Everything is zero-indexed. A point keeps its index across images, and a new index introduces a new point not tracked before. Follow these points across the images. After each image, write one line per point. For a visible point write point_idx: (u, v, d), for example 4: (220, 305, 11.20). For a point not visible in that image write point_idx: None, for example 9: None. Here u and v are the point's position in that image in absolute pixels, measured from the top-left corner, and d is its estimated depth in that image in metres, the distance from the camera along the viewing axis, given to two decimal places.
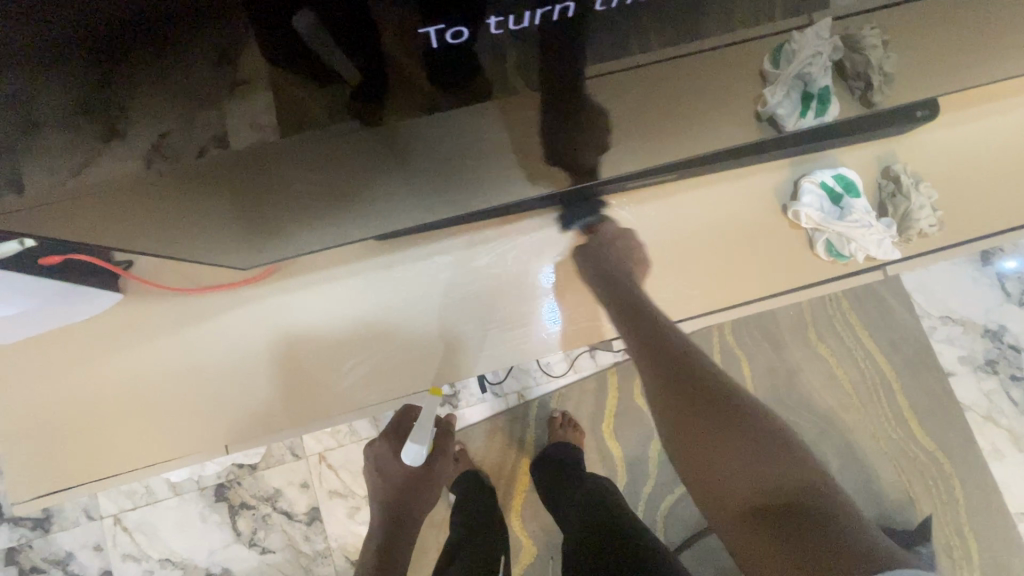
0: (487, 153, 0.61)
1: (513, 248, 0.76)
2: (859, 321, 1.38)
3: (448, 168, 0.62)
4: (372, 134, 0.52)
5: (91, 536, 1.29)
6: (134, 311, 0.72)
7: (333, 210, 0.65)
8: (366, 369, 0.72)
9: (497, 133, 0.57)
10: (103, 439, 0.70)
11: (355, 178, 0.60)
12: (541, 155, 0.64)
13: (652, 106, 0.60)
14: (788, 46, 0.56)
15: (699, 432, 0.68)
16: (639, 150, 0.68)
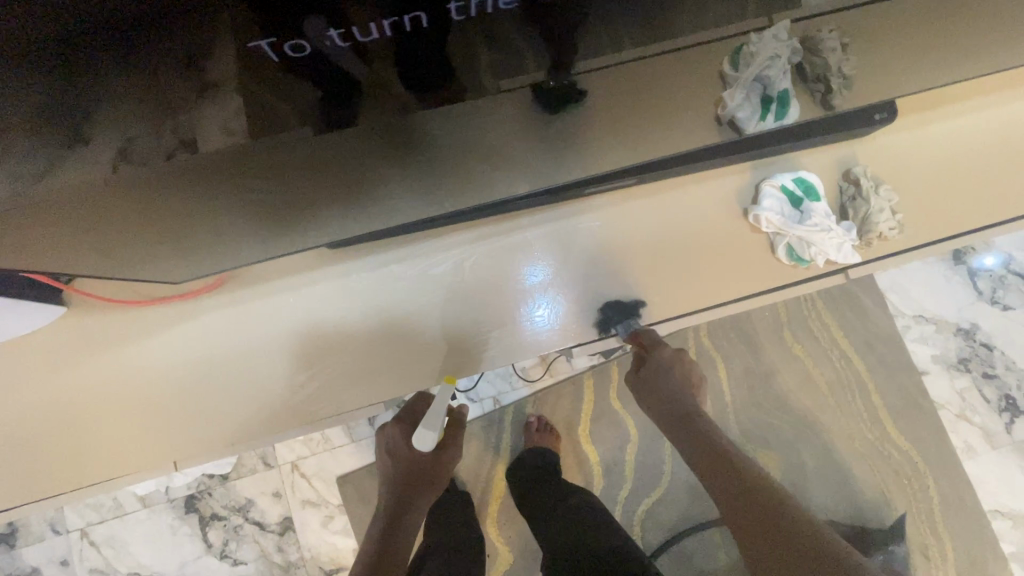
0: (470, 150, 0.59)
1: (474, 254, 0.73)
2: (834, 321, 1.38)
3: (418, 170, 0.61)
4: (347, 133, 0.50)
5: (58, 550, 1.26)
6: (80, 325, 0.69)
7: (308, 211, 0.63)
8: (325, 380, 0.70)
9: (461, 135, 0.56)
10: (50, 457, 0.67)
11: (331, 177, 0.57)
12: (508, 155, 0.63)
13: (618, 106, 0.60)
14: (746, 48, 0.55)
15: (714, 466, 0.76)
16: (605, 152, 0.66)
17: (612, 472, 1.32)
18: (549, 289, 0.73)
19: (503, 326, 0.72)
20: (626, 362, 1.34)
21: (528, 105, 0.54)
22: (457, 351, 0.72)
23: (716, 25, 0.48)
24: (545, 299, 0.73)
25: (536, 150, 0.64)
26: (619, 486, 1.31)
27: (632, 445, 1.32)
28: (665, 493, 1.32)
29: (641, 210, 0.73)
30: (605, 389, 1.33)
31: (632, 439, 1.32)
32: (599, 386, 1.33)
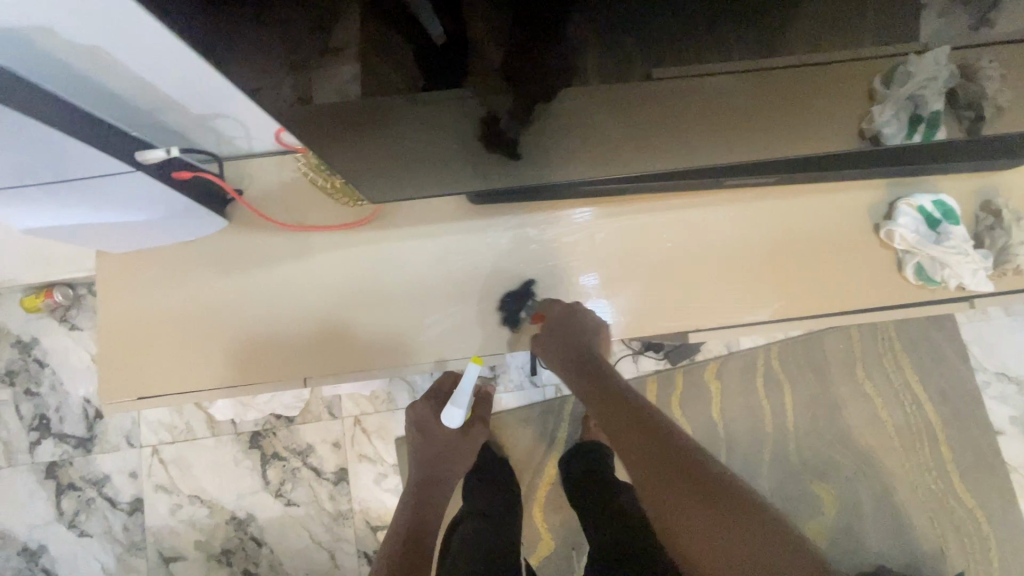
0: (579, 132, 0.60)
1: (604, 230, 0.74)
2: (911, 365, 1.35)
3: (501, 139, 0.59)
4: (458, 103, 0.51)
5: (130, 462, 1.33)
6: (228, 241, 0.73)
7: (422, 169, 0.65)
8: (443, 323, 0.74)
9: (548, 118, 0.56)
10: (181, 357, 0.72)
11: (446, 139, 0.59)
12: (616, 148, 0.64)
13: (717, 117, 0.59)
14: (902, 70, 0.54)
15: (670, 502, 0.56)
16: (708, 155, 0.67)
17: None
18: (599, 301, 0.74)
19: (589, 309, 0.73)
20: (692, 373, 1.35)
21: (634, 94, 0.52)
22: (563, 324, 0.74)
23: (861, 42, 0.47)
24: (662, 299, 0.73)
25: (675, 144, 0.64)
26: None
27: None
28: None
29: (771, 211, 0.74)
30: (667, 395, 1.34)
31: None
32: (662, 392, 1.34)
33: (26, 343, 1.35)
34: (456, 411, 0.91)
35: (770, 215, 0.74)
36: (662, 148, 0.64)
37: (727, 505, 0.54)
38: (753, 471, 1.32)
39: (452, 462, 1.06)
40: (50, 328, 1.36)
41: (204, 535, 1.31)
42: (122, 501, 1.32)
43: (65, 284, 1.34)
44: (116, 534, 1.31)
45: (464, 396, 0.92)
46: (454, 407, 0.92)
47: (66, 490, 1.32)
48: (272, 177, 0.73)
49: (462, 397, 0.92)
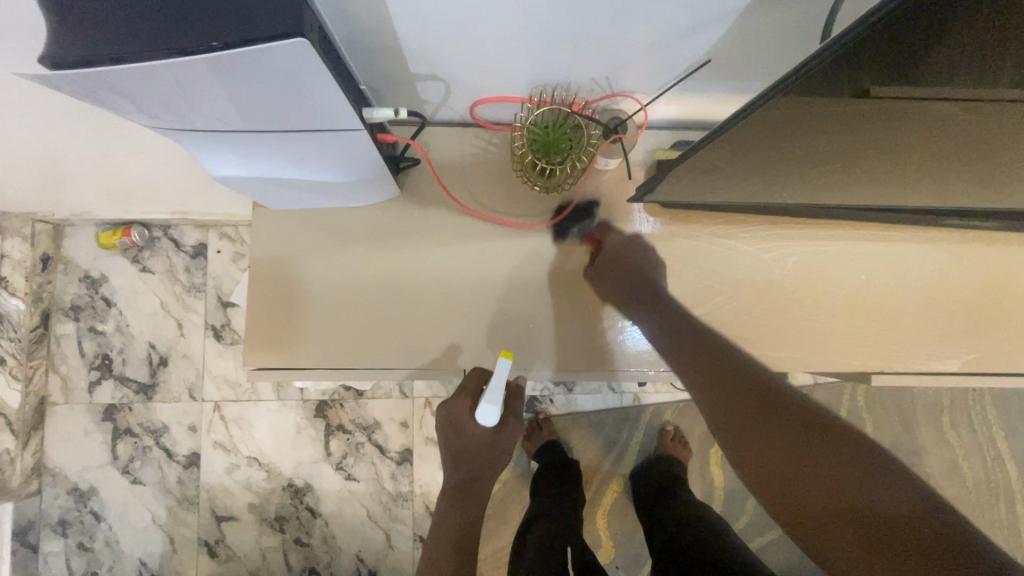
0: (881, 164, 0.53)
1: (797, 254, 0.69)
2: (997, 421, 1.32)
3: (762, 170, 0.56)
4: (776, 131, 0.47)
5: (189, 415, 1.29)
6: (392, 213, 0.68)
7: (700, 183, 0.60)
8: (603, 331, 0.70)
9: (859, 147, 0.49)
10: (329, 330, 0.67)
11: (751, 164, 0.54)
12: (877, 180, 0.57)
13: (1003, 164, 0.51)
14: None
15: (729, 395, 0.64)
16: (967, 192, 0.58)
17: (732, 501, 1.29)
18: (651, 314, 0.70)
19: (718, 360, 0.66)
20: None
21: (951, 130, 0.45)
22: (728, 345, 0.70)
23: None
24: (838, 334, 0.69)
25: (906, 180, 0.57)
26: (737, 517, 1.28)
27: None
28: (780, 537, 1.28)
29: (976, 253, 0.69)
30: None
31: None
32: None
33: (95, 279, 1.30)
34: (486, 407, 0.60)
35: (971, 262, 0.69)
36: (923, 181, 0.57)
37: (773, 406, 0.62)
38: None
39: (491, 462, 0.76)
40: (121, 267, 1.31)
41: (258, 498, 1.28)
42: (179, 453, 1.28)
43: (142, 223, 1.28)
44: (169, 486, 1.28)
45: (500, 384, 0.60)
46: (486, 401, 0.61)
47: (122, 434, 1.28)
48: (450, 151, 0.68)
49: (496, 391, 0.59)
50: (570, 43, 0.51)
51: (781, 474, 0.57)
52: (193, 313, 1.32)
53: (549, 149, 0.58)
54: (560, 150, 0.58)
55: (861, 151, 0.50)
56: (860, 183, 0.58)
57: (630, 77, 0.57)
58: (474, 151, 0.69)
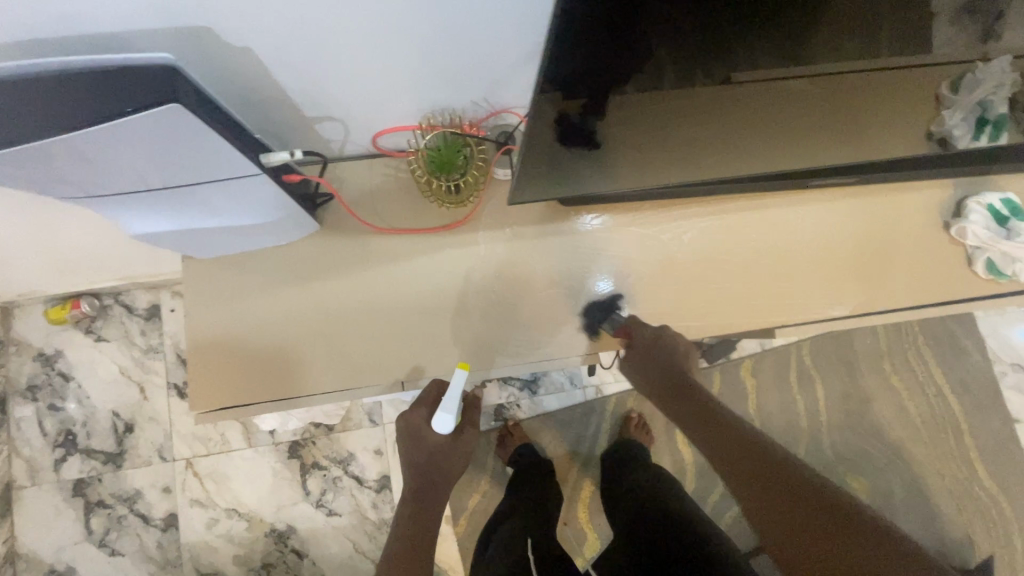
0: (711, 141, 0.61)
1: (692, 232, 0.75)
2: (933, 358, 1.41)
3: (619, 159, 0.62)
4: (607, 122, 0.53)
5: (162, 477, 1.29)
6: (317, 247, 0.73)
7: (564, 180, 0.66)
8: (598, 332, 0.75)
9: (681, 125, 0.57)
10: (271, 367, 0.71)
11: (600, 154, 0.60)
12: (727, 154, 0.65)
13: (820, 119, 0.61)
14: (969, 76, 0.58)
15: (765, 504, 0.59)
16: (811, 151, 0.67)
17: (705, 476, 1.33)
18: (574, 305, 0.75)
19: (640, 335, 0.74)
20: (728, 370, 1.38)
21: (750, 97, 0.53)
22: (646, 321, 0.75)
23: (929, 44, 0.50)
24: (740, 296, 0.75)
25: (761, 145, 0.65)
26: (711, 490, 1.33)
27: None
28: None
29: (846, 209, 0.77)
30: None
31: None
32: None
33: (49, 356, 1.30)
34: (441, 416, 0.66)
35: (846, 214, 0.77)
36: (769, 148, 0.65)
37: (772, 480, 0.60)
38: None
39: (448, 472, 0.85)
40: (75, 340, 1.32)
41: (242, 549, 1.28)
42: (155, 517, 1.28)
43: (92, 294, 1.30)
44: (150, 552, 1.27)
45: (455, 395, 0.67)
46: (442, 411, 0.68)
47: (95, 508, 1.27)
48: (363, 182, 0.73)
49: (454, 397, 0.66)
50: (457, 67, 0.57)
51: (782, 527, 0.57)
52: (155, 375, 1.32)
53: (444, 168, 0.63)
54: (455, 168, 0.64)
55: (692, 103, 0.52)
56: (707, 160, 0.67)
57: (506, 95, 0.65)
58: (385, 179, 0.74)
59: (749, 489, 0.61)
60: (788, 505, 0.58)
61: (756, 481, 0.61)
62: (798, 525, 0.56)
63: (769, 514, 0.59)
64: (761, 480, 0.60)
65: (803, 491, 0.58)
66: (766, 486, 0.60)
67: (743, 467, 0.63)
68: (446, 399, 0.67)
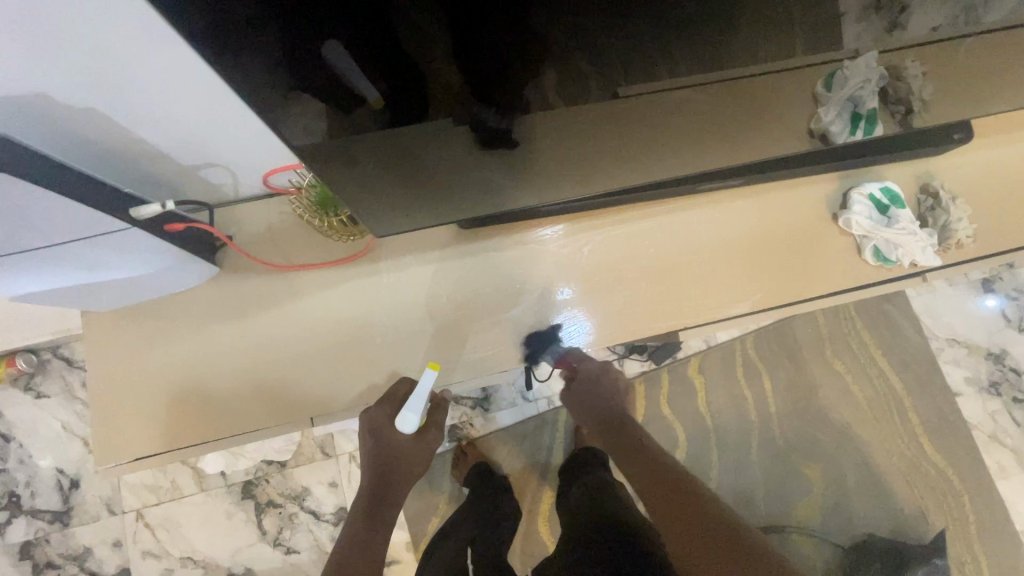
0: (602, 154, 0.66)
1: (591, 242, 0.80)
2: (873, 340, 1.45)
3: (512, 177, 0.66)
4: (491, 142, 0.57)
5: (112, 531, 1.26)
6: (222, 289, 0.74)
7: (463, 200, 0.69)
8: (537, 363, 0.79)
9: (560, 144, 0.61)
10: (181, 413, 0.71)
11: (489, 173, 0.64)
12: (619, 163, 0.69)
13: (708, 126, 0.65)
14: (839, 72, 0.61)
15: (678, 517, 0.72)
16: (699, 154, 0.71)
17: None
18: (483, 324, 0.77)
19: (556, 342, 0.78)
20: (676, 370, 1.39)
21: (634, 109, 0.57)
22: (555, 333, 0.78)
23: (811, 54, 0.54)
24: (636, 299, 0.80)
25: (648, 156, 0.68)
26: None
27: (681, 449, 1.37)
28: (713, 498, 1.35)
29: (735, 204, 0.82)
30: (655, 394, 1.38)
31: (680, 445, 1.37)
32: (650, 392, 1.38)
33: None
34: (408, 416, 0.68)
35: (734, 217, 0.82)
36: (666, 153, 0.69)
37: (683, 497, 0.74)
38: (743, 459, 1.37)
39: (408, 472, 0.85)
40: (13, 399, 1.29)
41: None
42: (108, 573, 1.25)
43: (26, 350, 1.27)
44: None
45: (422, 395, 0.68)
46: (408, 410, 0.68)
47: (44, 569, 1.24)
48: (263, 223, 0.75)
49: (421, 398, 0.68)
50: None
51: (682, 537, 0.70)
52: None
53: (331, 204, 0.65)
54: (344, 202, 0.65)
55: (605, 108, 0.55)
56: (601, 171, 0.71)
57: None
58: (283, 218, 0.76)
59: (661, 508, 0.74)
60: (697, 519, 0.70)
61: (673, 508, 0.73)
62: (695, 526, 0.70)
63: (688, 528, 0.70)
64: (673, 506, 0.73)
65: (712, 519, 0.70)
66: (668, 491, 0.75)
67: (652, 492, 0.76)
68: (412, 399, 0.69)
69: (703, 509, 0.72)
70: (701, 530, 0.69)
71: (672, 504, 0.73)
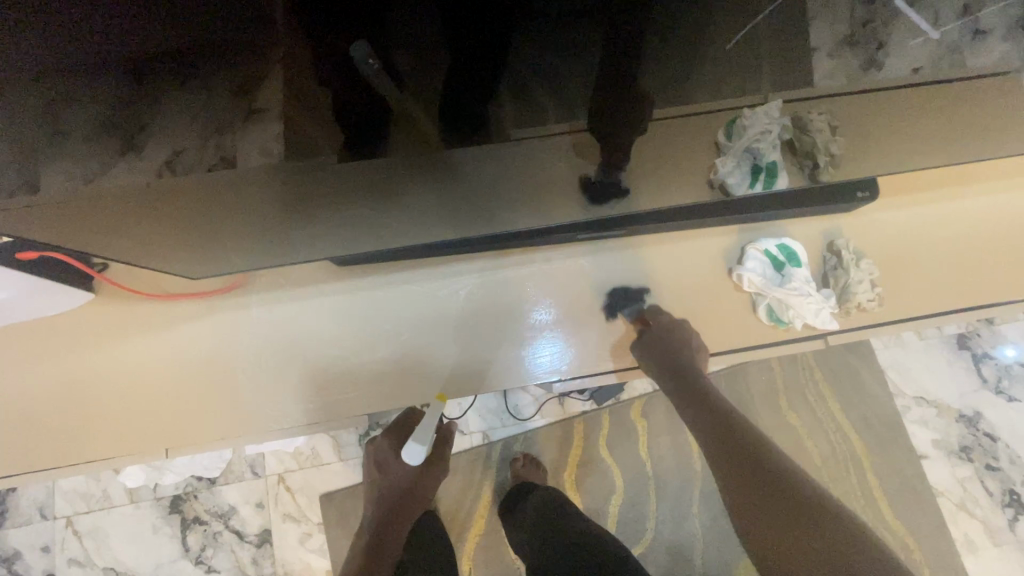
0: (495, 194, 0.65)
1: (477, 281, 0.79)
2: (833, 393, 1.37)
3: (413, 209, 0.66)
4: (354, 182, 0.57)
5: (42, 536, 1.28)
6: (97, 317, 0.75)
7: (345, 232, 0.69)
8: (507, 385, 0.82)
9: (431, 184, 0.60)
10: (46, 435, 0.72)
11: (364, 208, 0.64)
12: (506, 204, 0.68)
13: (611, 171, 0.64)
14: (740, 121, 0.59)
15: (751, 497, 0.68)
16: (598, 194, 0.69)
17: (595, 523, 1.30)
18: (363, 360, 0.77)
19: (454, 378, 0.77)
20: (618, 412, 1.34)
21: (582, 138, 0.56)
22: (442, 373, 0.77)
23: (764, 83, 0.53)
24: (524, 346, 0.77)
25: (532, 190, 0.66)
26: None
27: (617, 495, 1.31)
28: (647, 550, 1.30)
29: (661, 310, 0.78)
30: (594, 435, 1.33)
31: (617, 490, 1.32)
32: (589, 433, 1.34)
33: None
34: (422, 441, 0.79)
35: (625, 266, 0.79)
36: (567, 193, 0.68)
37: (763, 476, 0.69)
38: (682, 511, 1.31)
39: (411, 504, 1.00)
40: None
41: None
42: None
43: None
44: None
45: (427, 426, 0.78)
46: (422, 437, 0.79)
47: None
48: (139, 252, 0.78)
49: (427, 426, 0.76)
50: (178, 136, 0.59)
51: (759, 507, 0.67)
52: None
53: (205, 244, 0.66)
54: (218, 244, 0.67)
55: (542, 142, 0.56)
56: (498, 210, 0.70)
57: None
58: None
59: (738, 490, 0.70)
60: (752, 497, 0.68)
61: (747, 481, 0.69)
62: (761, 505, 0.67)
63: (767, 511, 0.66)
64: (741, 486, 0.70)
65: (805, 499, 0.66)
66: (750, 468, 0.70)
67: (722, 459, 0.73)
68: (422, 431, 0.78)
69: (772, 487, 0.68)
70: (787, 517, 0.65)
71: (751, 486, 0.69)
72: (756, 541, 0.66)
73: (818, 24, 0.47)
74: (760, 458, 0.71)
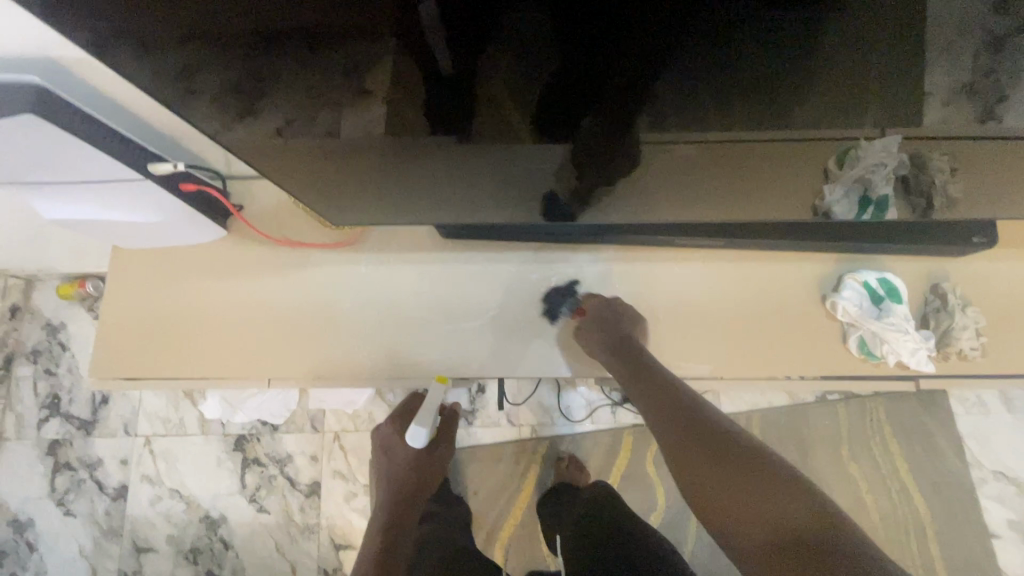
0: (602, 193, 0.68)
1: (571, 269, 0.83)
2: (901, 451, 1.30)
3: (520, 195, 0.69)
4: (480, 165, 0.61)
5: (122, 450, 1.40)
6: (227, 252, 0.84)
7: (455, 207, 0.74)
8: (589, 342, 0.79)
9: (547, 176, 0.63)
10: (166, 347, 0.81)
11: (478, 187, 0.68)
12: (612, 204, 0.71)
13: (720, 181, 0.64)
14: (854, 151, 0.57)
15: (718, 484, 0.65)
16: (701, 202, 0.70)
17: None
18: (453, 327, 0.81)
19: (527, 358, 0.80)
20: None
21: (671, 149, 0.57)
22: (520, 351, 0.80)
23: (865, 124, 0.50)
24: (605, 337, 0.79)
25: (639, 196, 0.69)
26: None
27: (658, 513, 1.30)
28: None
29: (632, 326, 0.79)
30: (642, 449, 1.33)
31: (658, 508, 1.31)
32: (638, 446, 1.33)
33: (54, 327, 1.46)
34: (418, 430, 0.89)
35: (714, 278, 0.80)
36: (671, 197, 0.69)
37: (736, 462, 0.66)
38: None
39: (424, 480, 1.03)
40: (77, 315, 1.47)
41: (176, 530, 1.36)
42: (110, 486, 1.39)
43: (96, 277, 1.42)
44: (98, 517, 1.38)
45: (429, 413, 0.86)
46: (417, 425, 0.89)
47: (62, 468, 1.40)
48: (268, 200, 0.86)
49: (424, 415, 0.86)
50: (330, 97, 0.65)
51: (737, 487, 0.64)
52: None
53: (338, 197, 0.73)
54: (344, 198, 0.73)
55: (633, 149, 0.56)
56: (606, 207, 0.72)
57: None
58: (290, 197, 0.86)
59: (709, 478, 0.66)
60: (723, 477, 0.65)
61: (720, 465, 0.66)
62: (736, 492, 0.64)
63: (741, 500, 0.63)
64: (711, 473, 0.66)
65: (778, 483, 0.62)
66: (722, 460, 0.66)
67: (694, 448, 0.69)
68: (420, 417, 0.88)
69: (745, 471, 0.65)
70: (759, 498, 0.62)
71: (709, 457, 0.67)
72: (734, 532, 0.62)
73: (933, 75, 0.44)
74: (731, 442, 0.68)
